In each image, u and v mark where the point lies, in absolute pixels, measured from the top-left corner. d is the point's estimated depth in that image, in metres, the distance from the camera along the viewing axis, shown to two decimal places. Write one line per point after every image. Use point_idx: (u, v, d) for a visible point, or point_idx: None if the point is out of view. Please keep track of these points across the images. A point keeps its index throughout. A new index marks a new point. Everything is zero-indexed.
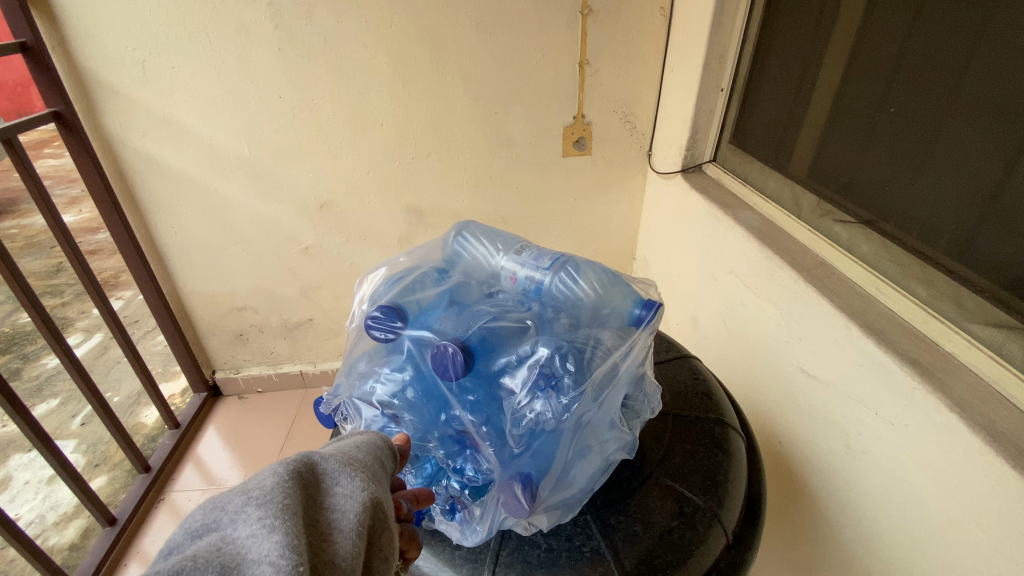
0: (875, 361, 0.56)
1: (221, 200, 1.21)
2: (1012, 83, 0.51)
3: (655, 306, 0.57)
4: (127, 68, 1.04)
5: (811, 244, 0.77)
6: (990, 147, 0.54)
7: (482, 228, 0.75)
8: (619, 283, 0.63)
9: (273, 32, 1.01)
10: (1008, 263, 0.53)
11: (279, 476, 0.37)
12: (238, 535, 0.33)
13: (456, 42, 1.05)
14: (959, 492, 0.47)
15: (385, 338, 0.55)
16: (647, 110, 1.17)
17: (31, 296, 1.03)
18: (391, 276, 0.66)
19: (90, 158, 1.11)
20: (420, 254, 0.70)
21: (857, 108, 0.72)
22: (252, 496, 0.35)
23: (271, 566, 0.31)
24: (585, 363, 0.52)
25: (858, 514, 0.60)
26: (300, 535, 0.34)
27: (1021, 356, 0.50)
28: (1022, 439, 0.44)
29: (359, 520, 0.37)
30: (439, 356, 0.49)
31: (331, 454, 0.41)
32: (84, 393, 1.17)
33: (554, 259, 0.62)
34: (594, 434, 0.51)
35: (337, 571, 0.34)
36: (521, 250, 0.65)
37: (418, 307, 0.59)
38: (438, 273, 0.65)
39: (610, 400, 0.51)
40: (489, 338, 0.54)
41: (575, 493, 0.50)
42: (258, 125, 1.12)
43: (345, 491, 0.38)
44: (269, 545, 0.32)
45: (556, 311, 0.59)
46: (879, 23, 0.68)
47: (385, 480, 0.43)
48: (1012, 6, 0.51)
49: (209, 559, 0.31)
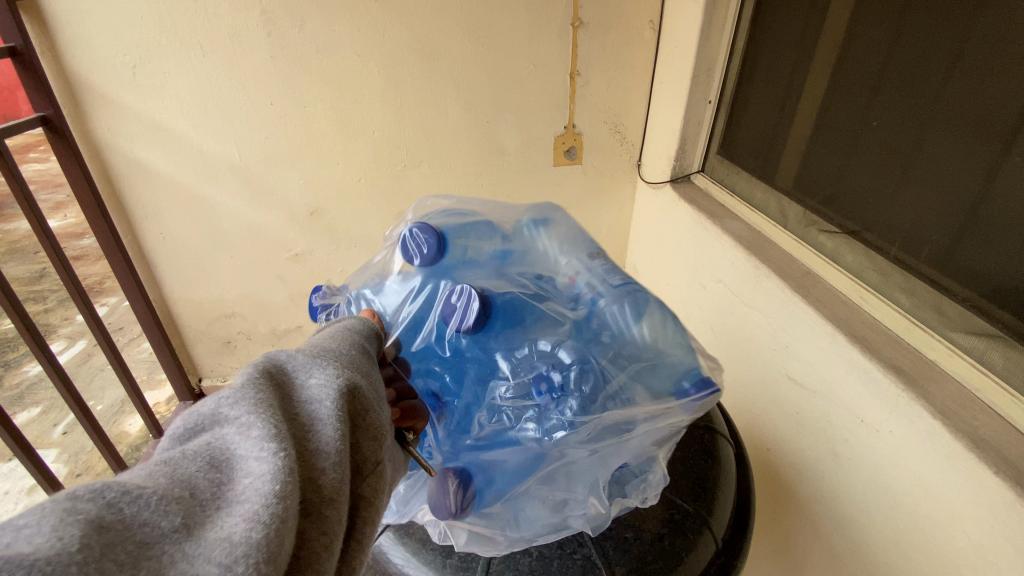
0: (861, 369, 0.57)
1: (210, 207, 1.21)
2: (991, 99, 0.53)
3: (709, 388, 0.51)
4: (118, 73, 1.04)
5: (797, 254, 0.78)
6: (970, 161, 0.56)
7: (565, 226, 0.69)
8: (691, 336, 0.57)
9: (265, 39, 1.02)
10: (991, 274, 0.54)
11: (250, 376, 0.36)
12: (220, 435, 0.33)
13: (449, 52, 1.06)
14: (943, 498, 0.48)
15: (411, 257, 0.57)
16: (636, 120, 1.18)
17: (12, 298, 1.03)
18: (455, 207, 0.67)
19: (77, 163, 1.10)
20: (500, 207, 0.71)
21: (840, 123, 0.74)
22: (225, 399, 0.34)
23: (256, 454, 0.31)
24: (601, 397, 0.49)
25: (845, 520, 0.61)
26: (282, 424, 0.33)
27: (1002, 365, 0.51)
28: (1005, 447, 0.45)
29: (337, 406, 0.37)
30: (455, 304, 0.51)
31: (302, 350, 0.41)
32: (64, 396, 1.17)
33: (624, 283, 0.59)
34: (567, 478, 0.49)
35: (322, 457, 0.34)
36: (591, 258, 0.64)
37: (462, 250, 0.61)
38: (503, 232, 0.65)
39: (608, 452, 0.49)
40: (513, 317, 0.55)
41: (509, 530, 0.49)
42: (249, 132, 1.12)
43: (319, 381, 0.38)
44: (251, 434, 0.32)
45: (598, 330, 0.55)
46: (862, 37, 0.70)
47: (359, 367, 0.42)
48: (990, 27, 0.53)
49: (194, 453, 0.31)
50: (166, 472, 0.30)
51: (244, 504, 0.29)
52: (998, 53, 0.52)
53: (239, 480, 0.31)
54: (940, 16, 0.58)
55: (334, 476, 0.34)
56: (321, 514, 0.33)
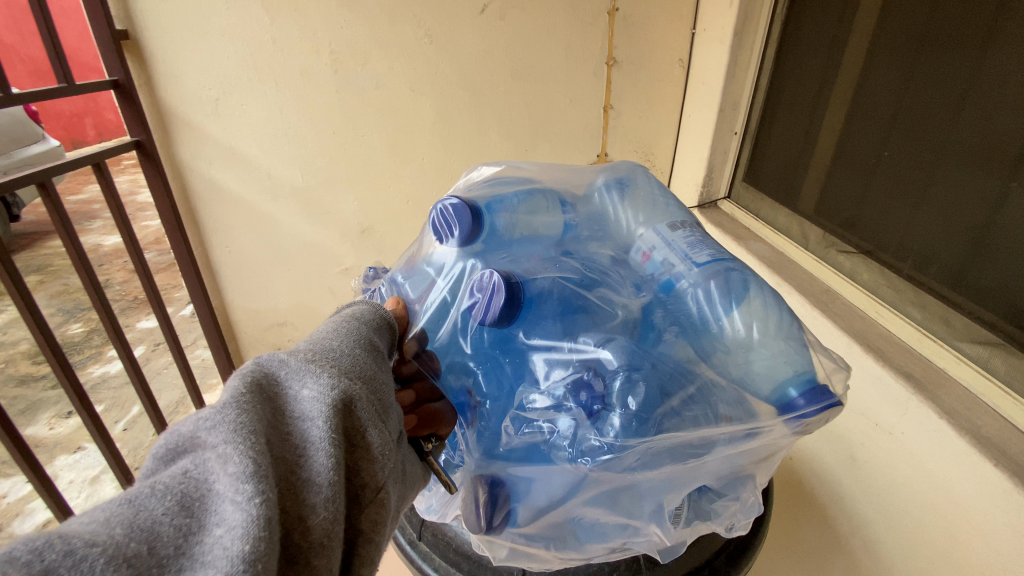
0: (874, 376, 0.62)
1: (271, 223, 1.33)
2: (999, 134, 0.59)
3: (819, 399, 0.48)
4: (202, 105, 1.18)
5: (816, 272, 0.83)
6: (980, 189, 0.61)
7: (640, 193, 0.72)
8: (787, 330, 0.56)
9: (332, 76, 1.15)
10: (990, 288, 0.60)
11: (238, 391, 0.34)
12: (198, 465, 0.30)
13: (494, 88, 1.18)
14: (950, 491, 0.52)
15: (442, 235, 0.59)
16: (666, 150, 1.26)
17: (90, 268, 1.19)
18: (501, 177, 0.71)
19: (161, 182, 1.24)
20: (565, 175, 0.74)
21: (858, 152, 0.80)
22: (204, 421, 0.32)
23: (231, 494, 0.29)
24: (658, 414, 0.49)
25: (862, 522, 0.65)
26: (265, 454, 0.31)
27: (1005, 371, 0.55)
28: (1004, 444, 0.50)
29: (330, 429, 0.34)
30: (485, 291, 0.51)
31: (300, 356, 0.39)
32: (132, 377, 1.35)
33: (712, 260, 0.58)
34: (631, 497, 0.50)
35: (312, 492, 0.33)
36: (674, 228, 0.62)
37: (506, 232, 0.64)
38: (562, 204, 0.68)
39: (681, 478, 0.49)
40: (564, 307, 0.56)
41: (555, 551, 0.53)
42: (312, 156, 1.24)
43: (312, 396, 0.36)
44: (229, 468, 0.29)
45: (668, 319, 0.58)
46: (878, 75, 0.77)
47: (359, 370, 0.40)
48: (992, 70, 0.60)
49: (166, 487, 0.29)
50: (130, 512, 0.27)
51: (213, 557, 0.27)
52: (997, 97, 0.59)
53: (212, 526, 0.28)
54: (949, 63, 0.65)
55: (325, 516, 0.32)
56: (308, 563, 0.32)
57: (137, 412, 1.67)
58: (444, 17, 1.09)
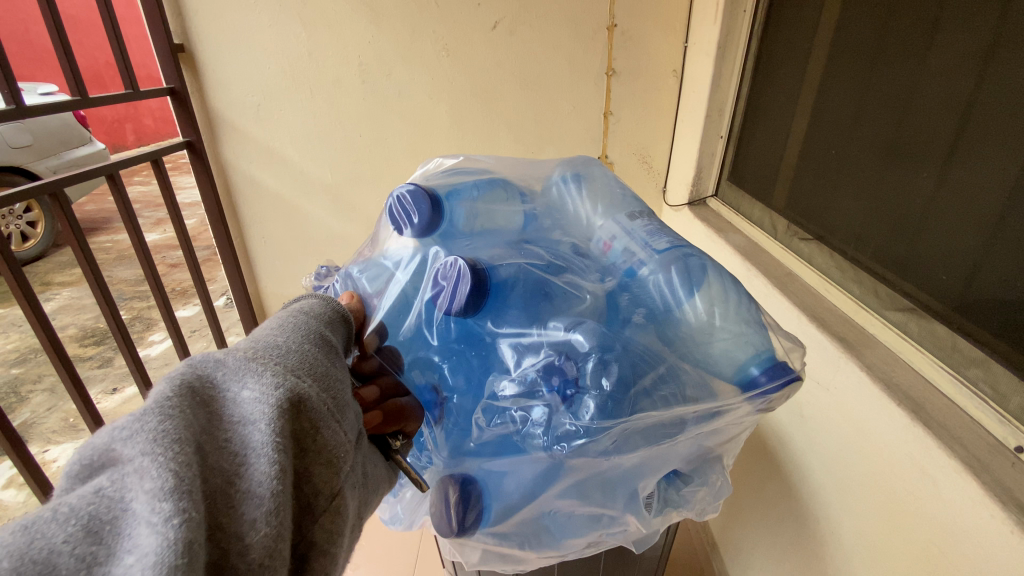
0: (817, 341, 0.73)
1: (303, 217, 1.47)
2: (934, 132, 0.66)
3: (776, 376, 0.55)
4: (247, 109, 1.33)
5: (783, 259, 0.94)
6: (920, 181, 0.68)
7: (592, 186, 0.84)
8: (738, 305, 0.64)
9: (361, 85, 1.29)
10: (907, 260, 0.70)
11: (164, 395, 0.33)
12: (111, 483, 0.28)
13: (505, 95, 1.31)
14: (867, 431, 0.63)
15: (400, 222, 0.66)
16: (661, 153, 1.37)
17: (146, 249, 1.29)
18: (457, 171, 0.81)
19: (208, 178, 1.39)
20: (524, 171, 0.85)
21: (820, 155, 0.91)
22: (121, 432, 0.30)
23: (148, 514, 0.27)
24: (630, 396, 0.56)
25: (808, 470, 0.75)
26: (188, 467, 0.30)
27: (917, 332, 0.66)
28: (907, 388, 0.61)
29: (272, 433, 0.34)
30: (450, 279, 0.57)
31: (238, 355, 0.38)
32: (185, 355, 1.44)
33: (670, 248, 0.67)
34: (603, 483, 0.59)
35: (252, 504, 0.32)
36: (635, 222, 0.73)
37: (469, 225, 0.74)
38: (522, 197, 0.79)
39: (653, 461, 0.58)
40: (529, 298, 0.63)
41: (533, 549, 0.63)
42: (340, 157, 1.38)
43: (253, 398, 0.35)
44: (146, 484, 0.28)
45: (635, 304, 0.66)
46: (839, 84, 0.86)
47: (305, 368, 0.40)
48: (933, 81, 0.67)
49: (74, 510, 0.27)
50: (25, 541, 0.25)
51: None
52: (934, 113, 0.66)
53: (127, 549, 0.27)
54: (899, 78, 0.72)
55: (264, 532, 0.32)
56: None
57: None
58: (460, 32, 1.23)
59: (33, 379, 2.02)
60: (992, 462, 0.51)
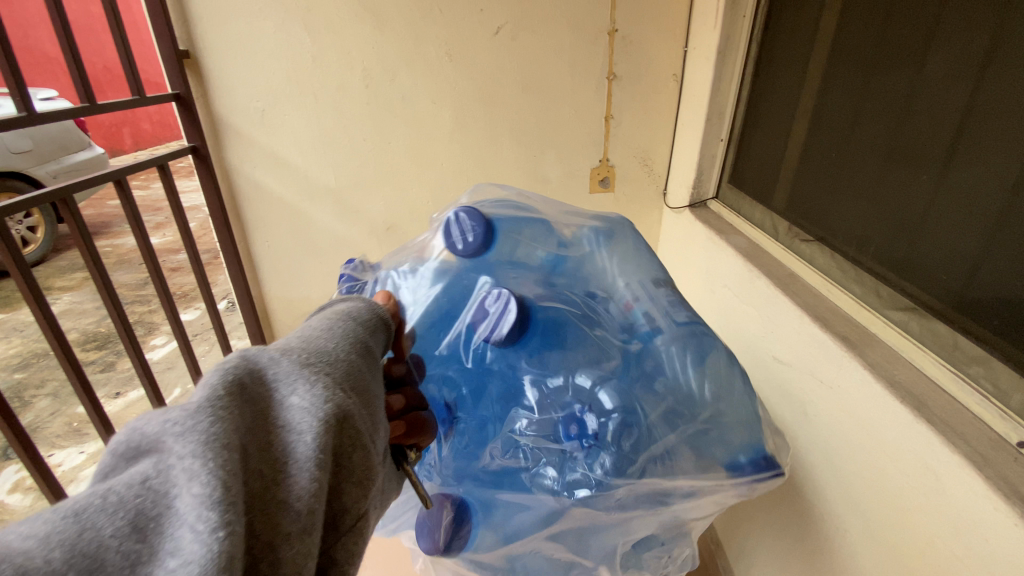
0: (820, 340, 0.74)
1: (308, 221, 1.48)
2: (932, 138, 0.68)
3: (760, 466, 0.62)
4: (252, 114, 1.34)
5: (784, 260, 0.96)
6: (924, 186, 0.69)
7: (627, 244, 0.78)
8: (749, 409, 0.66)
9: (365, 90, 1.31)
10: (907, 259, 0.72)
11: (218, 391, 0.33)
12: (159, 477, 0.29)
13: (508, 99, 1.32)
14: (871, 428, 0.64)
15: (456, 239, 0.68)
16: (662, 156, 1.39)
17: (152, 254, 1.29)
18: (508, 199, 0.78)
19: (212, 183, 1.39)
20: (571, 212, 0.81)
21: (819, 159, 0.92)
22: (173, 424, 0.31)
23: (193, 520, 0.28)
24: (639, 457, 0.59)
25: (812, 467, 0.76)
26: (234, 474, 0.30)
27: (918, 330, 0.68)
28: (908, 385, 0.62)
29: (318, 446, 0.34)
30: (495, 311, 0.61)
31: (291, 358, 0.39)
32: (190, 361, 1.43)
33: (689, 325, 0.70)
34: (588, 534, 0.63)
35: (288, 517, 0.33)
36: (657, 286, 0.74)
37: (508, 255, 0.71)
38: (559, 242, 0.75)
39: (636, 523, 0.62)
40: (562, 341, 0.64)
41: None
42: (344, 161, 1.39)
43: (303, 406, 0.36)
44: (194, 487, 0.28)
45: (654, 365, 0.66)
46: (837, 89, 0.88)
47: (350, 380, 0.40)
48: (930, 87, 0.68)
49: (122, 501, 0.28)
50: (76, 530, 0.26)
51: None
52: (930, 118, 0.68)
53: (167, 550, 0.27)
54: (896, 85, 0.74)
55: (295, 548, 0.33)
56: None
57: (177, 395, 1.81)
58: (463, 38, 1.25)
59: (36, 383, 2.02)
60: (996, 458, 0.52)
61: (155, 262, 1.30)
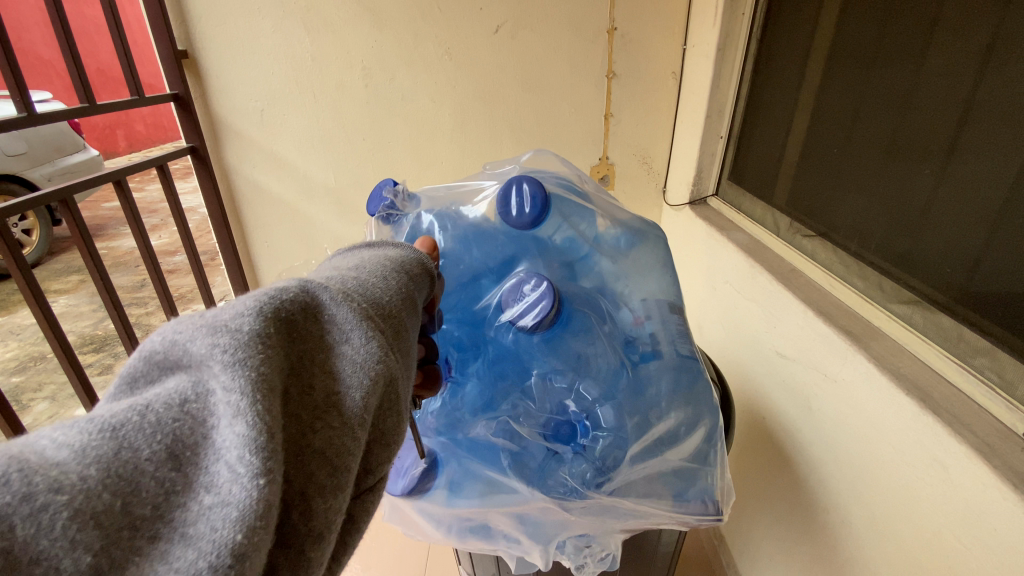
0: (824, 334, 0.75)
1: (307, 221, 1.48)
2: (934, 130, 0.68)
3: (709, 503, 0.67)
4: (251, 114, 1.34)
5: (786, 256, 0.96)
6: (925, 179, 0.70)
7: (658, 251, 0.74)
8: (716, 454, 0.69)
9: (364, 90, 1.30)
10: (908, 253, 0.73)
11: (271, 322, 0.32)
12: (202, 403, 0.28)
13: (507, 97, 1.32)
14: (876, 421, 0.65)
15: (515, 205, 0.68)
16: (661, 154, 1.40)
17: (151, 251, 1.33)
18: (566, 177, 0.77)
19: (212, 184, 1.39)
20: (619, 206, 0.78)
21: (820, 155, 0.93)
22: (223, 348, 0.29)
23: (235, 463, 0.27)
24: (612, 473, 0.64)
25: (817, 460, 0.76)
26: (278, 420, 0.29)
27: (923, 323, 0.68)
28: (913, 377, 0.63)
29: (361, 404, 0.34)
30: (536, 298, 0.62)
31: (346, 301, 0.37)
32: None
33: (686, 358, 0.70)
34: (534, 524, 0.67)
35: (324, 468, 0.32)
36: (672, 309, 0.73)
37: (545, 234, 0.72)
38: (596, 236, 0.73)
39: (579, 527, 0.67)
40: (577, 347, 0.66)
41: (445, 535, 0.71)
42: (344, 161, 1.39)
43: (354, 360, 0.35)
44: (238, 428, 0.27)
45: (648, 386, 0.68)
46: (837, 83, 0.89)
47: (394, 337, 0.40)
48: (933, 80, 0.69)
49: (161, 423, 0.27)
50: (113, 447, 0.25)
51: (196, 532, 0.26)
52: (931, 109, 0.69)
53: (203, 484, 0.27)
54: (898, 79, 0.75)
55: (328, 503, 0.32)
56: (301, 551, 0.31)
57: None
58: (462, 37, 1.25)
59: (33, 387, 2.01)
60: (1003, 448, 0.52)
61: (154, 259, 1.34)
